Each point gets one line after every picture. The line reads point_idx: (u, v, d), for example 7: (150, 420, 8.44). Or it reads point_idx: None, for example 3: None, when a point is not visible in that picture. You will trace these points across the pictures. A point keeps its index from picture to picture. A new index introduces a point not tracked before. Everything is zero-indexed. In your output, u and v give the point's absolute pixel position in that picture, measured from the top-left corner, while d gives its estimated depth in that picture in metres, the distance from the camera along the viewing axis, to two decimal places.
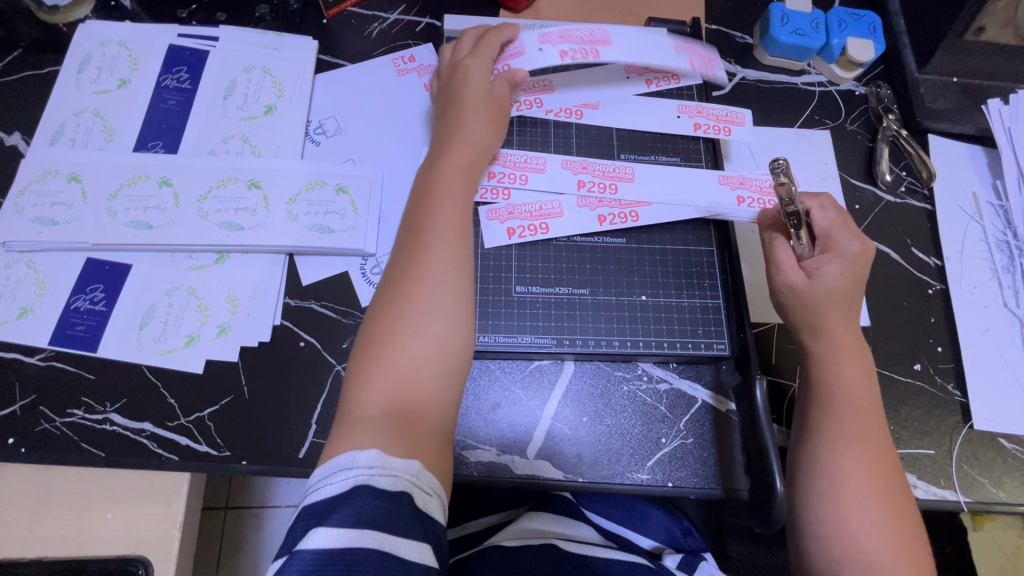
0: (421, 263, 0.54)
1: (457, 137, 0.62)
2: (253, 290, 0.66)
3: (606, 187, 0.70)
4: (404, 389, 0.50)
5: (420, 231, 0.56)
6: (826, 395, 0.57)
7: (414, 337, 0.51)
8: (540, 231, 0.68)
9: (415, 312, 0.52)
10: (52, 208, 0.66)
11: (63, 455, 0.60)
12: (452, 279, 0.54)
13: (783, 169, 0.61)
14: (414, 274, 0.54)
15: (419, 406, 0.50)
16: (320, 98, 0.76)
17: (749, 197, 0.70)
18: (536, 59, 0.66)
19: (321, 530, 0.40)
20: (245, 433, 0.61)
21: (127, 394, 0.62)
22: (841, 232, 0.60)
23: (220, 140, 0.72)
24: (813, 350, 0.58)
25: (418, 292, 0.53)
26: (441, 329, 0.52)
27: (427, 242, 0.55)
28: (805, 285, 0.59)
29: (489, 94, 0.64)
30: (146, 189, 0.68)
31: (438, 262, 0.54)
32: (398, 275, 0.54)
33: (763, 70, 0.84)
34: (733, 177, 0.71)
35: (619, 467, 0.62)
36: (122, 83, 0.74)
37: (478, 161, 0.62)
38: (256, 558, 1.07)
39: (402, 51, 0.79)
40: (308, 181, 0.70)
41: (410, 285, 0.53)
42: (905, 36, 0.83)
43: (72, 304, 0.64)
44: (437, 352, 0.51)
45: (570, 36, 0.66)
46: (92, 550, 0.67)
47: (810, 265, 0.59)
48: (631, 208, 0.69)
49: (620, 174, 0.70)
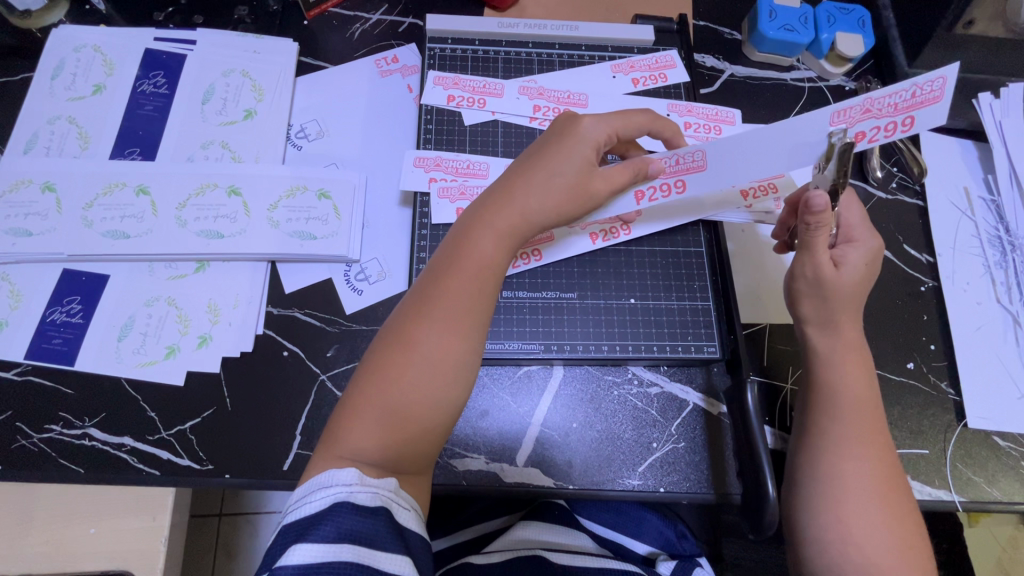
0: (449, 312, 0.50)
1: (518, 191, 0.54)
2: (234, 299, 0.65)
3: (671, 184, 0.62)
4: (401, 414, 0.47)
5: (449, 273, 0.51)
6: (828, 396, 0.55)
7: (417, 384, 0.47)
8: (534, 257, 0.66)
9: (428, 357, 0.48)
10: (26, 219, 0.65)
11: (40, 472, 0.58)
12: (472, 341, 0.50)
13: (846, 140, 0.51)
14: (439, 318, 0.49)
15: (415, 438, 0.47)
16: (301, 101, 0.75)
17: (872, 131, 0.53)
18: (512, 106, 0.71)
19: (302, 545, 0.40)
20: (228, 447, 0.60)
21: (105, 408, 0.60)
22: (864, 227, 0.57)
23: (199, 146, 0.70)
24: (820, 347, 0.57)
25: (439, 338, 0.49)
26: (447, 390, 0.48)
27: (459, 291, 0.50)
28: (833, 273, 0.55)
29: (586, 159, 0.56)
30: (123, 198, 0.66)
31: (454, 322, 0.50)
32: (427, 305, 0.50)
33: (752, 66, 0.82)
34: (856, 107, 0.52)
35: (611, 474, 0.61)
36: (97, 89, 0.72)
37: (528, 223, 0.54)
38: (250, 567, 1.05)
39: (384, 52, 0.78)
40: (290, 187, 0.68)
41: (430, 326, 0.49)
42: (895, 30, 0.82)
43: (49, 317, 0.63)
44: (432, 411, 0.48)
45: (548, 94, 0.72)
46: (75, 566, 0.65)
47: (835, 253, 0.56)
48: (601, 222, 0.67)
49: (689, 161, 0.60)
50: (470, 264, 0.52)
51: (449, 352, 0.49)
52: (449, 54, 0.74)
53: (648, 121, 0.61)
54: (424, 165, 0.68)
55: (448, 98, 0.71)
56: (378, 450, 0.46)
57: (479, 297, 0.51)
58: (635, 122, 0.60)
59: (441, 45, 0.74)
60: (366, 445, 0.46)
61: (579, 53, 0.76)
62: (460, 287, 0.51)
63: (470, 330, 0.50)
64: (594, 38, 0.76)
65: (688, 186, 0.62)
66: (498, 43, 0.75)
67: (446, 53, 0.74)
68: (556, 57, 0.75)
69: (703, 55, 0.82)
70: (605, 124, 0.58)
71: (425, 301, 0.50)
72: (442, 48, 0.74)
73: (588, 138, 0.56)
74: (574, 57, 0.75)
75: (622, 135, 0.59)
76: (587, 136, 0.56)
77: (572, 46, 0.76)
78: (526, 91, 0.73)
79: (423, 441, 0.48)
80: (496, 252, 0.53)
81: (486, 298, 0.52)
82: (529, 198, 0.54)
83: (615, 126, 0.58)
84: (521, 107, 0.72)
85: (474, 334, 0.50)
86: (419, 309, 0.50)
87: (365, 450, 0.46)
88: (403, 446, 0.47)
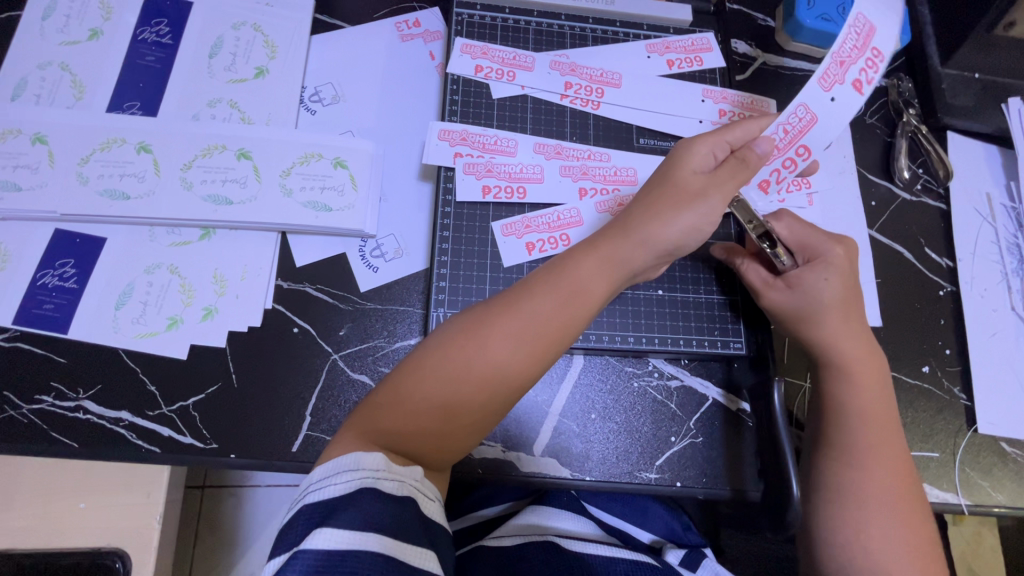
0: (537, 328, 0.46)
1: (635, 219, 0.51)
2: (242, 271, 0.61)
3: (870, 58, 0.58)
4: (447, 410, 0.45)
5: (541, 287, 0.48)
6: (837, 409, 0.55)
7: (476, 391, 0.45)
8: (561, 243, 0.62)
9: (501, 368, 0.46)
10: (15, 171, 0.60)
11: (30, 445, 0.55)
12: (543, 369, 0.48)
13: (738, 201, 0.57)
14: (521, 331, 0.46)
15: (454, 435, 0.46)
16: (315, 62, 0.70)
17: (859, 76, 0.59)
18: (543, 81, 0.68)
19: (324, 529, 0.37)
20: (233, 424, 0.57)
21: (101, 380, 0.57)
22: (817, 240, 0.58)
23: (206, 104, 0.65)
24: (829, 359, 0.56)
25: (519, 355, 0.46)
26: (502, 403, 0.47)
27: (544, 305, 0.47)
28: (787, 296, 0.57)
29: (691, 165, 0.53)
30: (122, 155, 0.61)
31: (527, 336, 0.46)
32: (510, 313, 0.47)
33: (785, 56, 0.78)
34: (832, 66, 0.57)
35: (627, 466, 0.60)
36: (93, 34, 0.66)
37: (631, 245, 0.50)
38: (237, 543, 1.03)
39: (406, 14, 0.73)
40: (303, 154, 0.64)
41: (513, 339, 0.46)
42: (930, 28, 0.80)
43: (39, 280, 0.58)
44: (481, 417, 0.46)
45: (580, 71, 0.69)
46: (63, 544, 0.62)
47: (791, 275, 0.57)
48: (799, 141, 0.59)
49: (863, 23, 0.57)
50: (562, 278, 0.48)
51: (515, 367, 0.46)
52: (478, 21, 0.70)
53: (757, 129, 0.57)
54: (449, 139, 0.64)
55: (476, 69, 0.67)
56: (412, 436, 0.45)
57: (556, 309, 0.47)
58: (744, 130, 0.56)
59: (469, 11, 0.70)
60: (403, 429, 0.45)
61: (614, 30, 0.72)
62: (541, 295, 0.47)
63: (542, 351, 0.47)
64: (630, 14, 0.72)
65: (884, 47, 0.59)
66: (529, 13, 0.71)
67: (474, 20, 0.70)
68: (589, 32, 0.71)
69: (735, 41, 0.79)
70: (713, 133, 0.55)
71: (506, 305, 0.47)
72: (471, 14, 0.70)
73: (693, 151, 0.54)
74: (608, 32, 0.72)
75: (733, 143, 0.55)
76: (695, 142, 0.54)
77: (606, 22, 0.72)
78: (557, 66, 0.69)
79: (459, 438, 0.46)
80: (593, 271, 0.49)
81: (576, 327, 0.48)
82: (629, 218, 0.52)
83: (725, 136, 0.55)
84: (551, 82, 0.68)
85: (547, 360, 0.48)
86: (501, 314, 0.47)
87: (397, 434, 0.45)
88: (435, 437, 0.45)
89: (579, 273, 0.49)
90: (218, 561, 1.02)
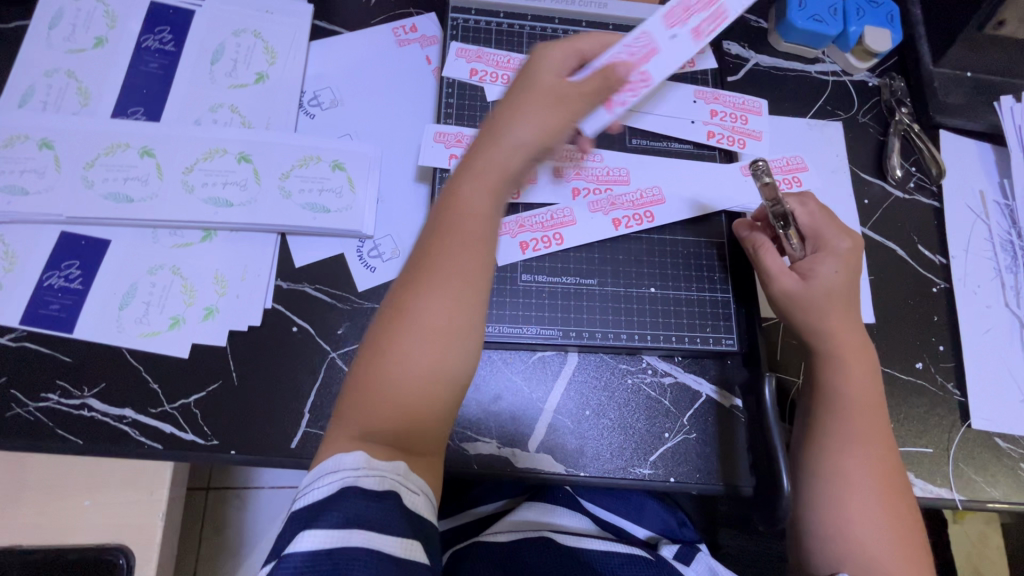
0: (451, 270, 0.46)
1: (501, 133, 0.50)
2: (242, 271, 0.62)
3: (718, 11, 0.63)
4: (405, 393, 0.44)
5: (447, 230, 0.47)
6: (830, 401, 0.56)
7: (416, 356, 0.44)
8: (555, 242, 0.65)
9: (427, 323, 0.45)
10: (22, 176, 0.61)
11: (36, 442, 0.56)
12: (477, 308, 0.46)
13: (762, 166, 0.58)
14: (438, 279, 0.45)
15: (423, 415, 0.45)
16: (314, 67, 0.71)
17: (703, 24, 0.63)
18: None
19: (310, 531, 0.38)
20: (233, 421, 0.58)
21: (105, 378, 0.58)
22: (829, 231, 0.60)
23: (207, 109, 0.67)
24: (822, 353, 0.57)
25: (440, 301, 0.45)
26: (449, 358, 0.45)
27: (449, 247, 0.46)
28: (801, 287, 0.58)
29: (542, 71, 0.53)
30: (125, 159, 0.63)
31: (445, 282, 0.45)
32: (426, 267, 0.46)
33: (777, 56, 0.80)
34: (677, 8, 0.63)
35: (621, 462, 0.61)
36: (98, 42, 0.68)
37: (507, 155, 0.49)
38: (240, 543, 1.04)
39: (403, 20, 0.75)
40: (302, 157, 0.66)
41: (433, 290, 0.45)
42: (922, 28, 0.80)
43: (45, 281, 0.60)
44: (438, 381, 0.45)
45: None
46: (68, 541, 0.63)
47: (806, 265, 0.59)
48: (638, 66, 0.61)
49: None
50: (456, 214, 0.47)
51: (442, 313, 0.44)
52: (473, 26, 0.71)
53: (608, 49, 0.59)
54: (444, 141, 0.66)
55: (471, 72, 0.69)
56: (388, 429, 0.44)
57: (465, 247, 0.46)
58: (592, 42, 0.58)
59: (465, 15, 0.71)
60: (377, 427, 0.44)
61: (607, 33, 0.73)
62: (449, 241, 0.47)
63: (465, 289, 0.46)
64: (623, 17, 0.73)
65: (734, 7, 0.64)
66: (524, 17, 0.73)
67: (470, 25, 0.71)
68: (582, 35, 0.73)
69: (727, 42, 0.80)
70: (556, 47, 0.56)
71: (422, 262, 0.47)
72: (466, 18, 0.71)
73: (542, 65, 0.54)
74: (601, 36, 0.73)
75: (586, 54, 0.57)
76: (545, 55, 0.54)
77: (599, 25, 0.74)
78: None
79: (431, 415, 0.45)
80: (479, 194, 0.48)
81: (487, 253, 0.47)
82: (494, 131, 0.50)
83: (576, 46, 0.57)
84: None
85: (477, 300, 0.46)
86: (418, 272, 0.46)
87: (374, 431, 0.44)
88: (409, 423, 0.44)
89: (469, 199, 0.48)
90: (221, 560, 1.03)
